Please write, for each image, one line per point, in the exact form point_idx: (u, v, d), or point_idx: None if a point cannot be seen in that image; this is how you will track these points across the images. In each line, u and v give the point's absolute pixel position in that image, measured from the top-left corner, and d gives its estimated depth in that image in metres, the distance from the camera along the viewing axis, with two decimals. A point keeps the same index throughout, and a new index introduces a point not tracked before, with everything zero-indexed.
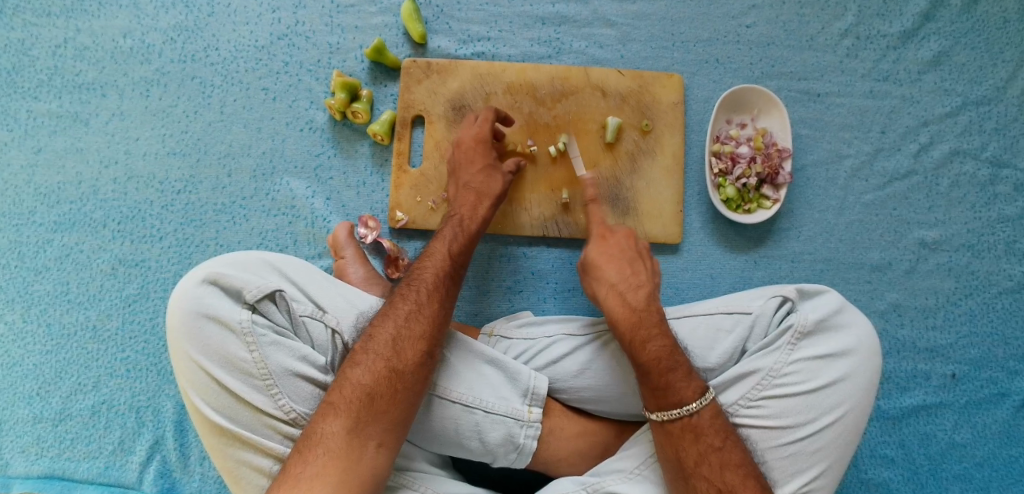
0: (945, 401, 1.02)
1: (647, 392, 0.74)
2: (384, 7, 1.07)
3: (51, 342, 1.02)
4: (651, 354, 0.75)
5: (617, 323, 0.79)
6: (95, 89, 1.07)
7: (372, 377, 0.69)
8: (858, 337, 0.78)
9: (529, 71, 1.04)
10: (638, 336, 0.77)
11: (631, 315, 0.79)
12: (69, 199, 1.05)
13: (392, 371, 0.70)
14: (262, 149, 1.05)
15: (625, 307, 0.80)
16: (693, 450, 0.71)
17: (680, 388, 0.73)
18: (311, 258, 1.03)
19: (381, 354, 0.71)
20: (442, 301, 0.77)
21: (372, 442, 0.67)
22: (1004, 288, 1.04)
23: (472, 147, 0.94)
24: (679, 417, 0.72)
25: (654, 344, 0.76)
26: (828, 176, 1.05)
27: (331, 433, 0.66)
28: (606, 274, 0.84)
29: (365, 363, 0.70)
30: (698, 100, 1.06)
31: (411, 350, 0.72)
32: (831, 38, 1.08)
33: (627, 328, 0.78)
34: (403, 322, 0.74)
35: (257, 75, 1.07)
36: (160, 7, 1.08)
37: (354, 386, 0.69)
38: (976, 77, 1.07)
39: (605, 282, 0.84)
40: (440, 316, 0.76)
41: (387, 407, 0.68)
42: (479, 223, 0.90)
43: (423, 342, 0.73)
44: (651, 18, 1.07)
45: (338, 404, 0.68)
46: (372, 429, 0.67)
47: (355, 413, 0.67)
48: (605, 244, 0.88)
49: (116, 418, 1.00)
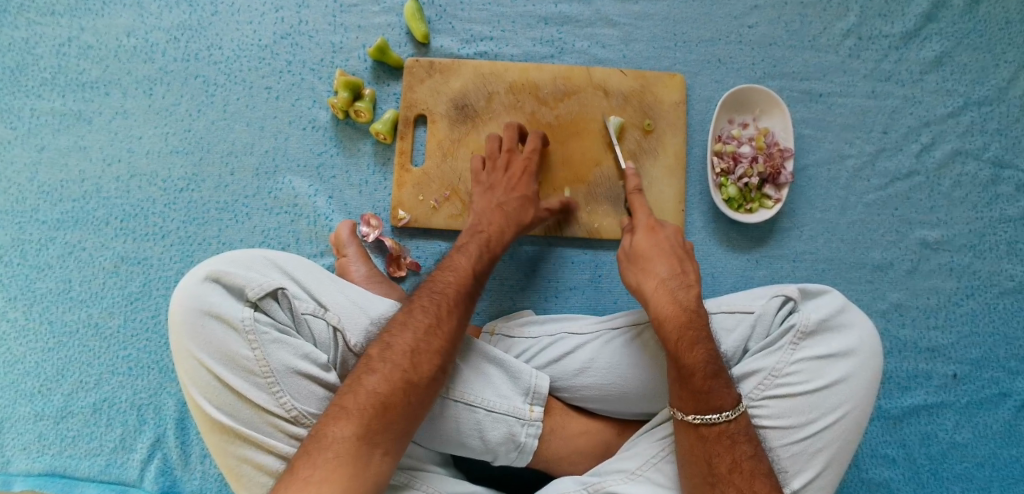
0: (946, 401, 1.02)
1: (687, 394, 0.72)
2: (387, 7, 1.07)
3: (53, 340, 1.02)
4: (698, 358, 0.73)
5: (664, 321, 0.77)
6: (99, 87, 1.07)
7: (387, 386, 0.69)
8: (859, 337, 0.78)
9: (532, 71, 1.04)
10: (686, 336, 0.75)
11: (682, 314, 0.77)
12: (72, 197, 1.05)
13: (407, 382, 0.70)
14: (264, 147, 1.05)
15: (675, 304, 0.78)
16: (727, 458, 0.70)
17: (721, 393, 0.71)
18: (313, 256, 1.03)
19: (398, 364, 0.70)
20: (461, 317, 0.78)
21: (380, 449, 0.66)
22: (1006, 288, 1.04)
23: (518, 176, 0.95)
24: (719, 422, 0.71)
25: (701, 348, 0.74)
26: (829, 176, 1.05)
27: (341, 437, 0.65)
28: (656, 268, 0.82)
29: (381, 371, 0.70)
30: (700, 100, 1.06)
31: (427, 363, 0.72)
32: (833, 38, 1.08)
33: (676, 327, 0.76)
34: (422, 335, 0.73)
35: (260, 74, 1.07)
36: (164, 6, 1.08)
37: (369, 392, 0.68)
38: (978, 77, 1.07)
39: (656, 277, 0.81)
40: (456, 332, 0.76)
41: (397, 417, 0.68)
42: (503, 247, 0.91)
43: (439, 356, 0.73)
44: (653, 18, 1.07)
45: (351, 409, 0.67)
46: (381, 438, 0.67)
47: (366, 420, 0.66)
48: (658, 235, 0.86)
49: (118, 416, 1.00)
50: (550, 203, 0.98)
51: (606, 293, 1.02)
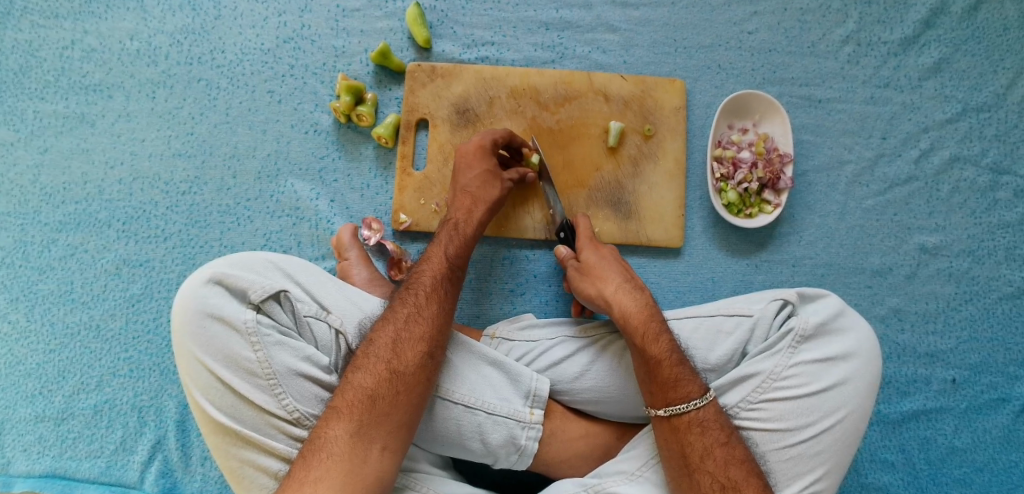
0: (945, 406, 1.02)
1: (656, 388, 0.74)
2: (390, 12, 1.08)
3: (55, 341, 1.03)
4: (663, 348, 0.76)
5: (630, 316, 0.79)
6: (101, 90, 1.08)
7: (373, 379, 0.70)
8: (858, 340, 0.78)
9: (533, 76, 1.04)
10: (651, 330, 0.77)
11: (645, 310, 0.79)
12: (74, 200, 1.06)
13: (392, 372, 0.71)
14: (267, 151, 1.06)
15: (638, 302, 0.80)
16: (698, 446, 0.72)
17: (688, 382, 0.74)
18: (314, 259, 1.03)
19: (382, 357, 0.72)
20: (441, 303, 0.78)
21: (376, 444, 0.67)
22: (1005, 294, 1.05)
23: (471, 153, 0.94)
24: (687, 411, 0.73)
25: (664, 340, 0.77)
26: (829, 181, 1.06)
27: (334, 436, 0.67)
28: (610, 274, 0.84)
29: (366, 366, 0.71)
30: (701, 105, 1.07)
31: (411, 351, 0.73)
32: (832, 45, 1.09)
33: (641, 321, 0.78)
34: (403, 325, 0.74)
35: (263, 78, 1.07)
36: (168, 9, 1.09)
37: (356, 388, 0.70)
38: (977, 84, 1.08)
39: (612, 282, 0.83)
40: (439, 318, 0.76)
41: (389, 409, 0.69)
42: (474, 226, 0.89)
43: (424, 343, 0.74)
44: (653, 24, 1.08)
45: (341, 408, 0.69)
46: (376, 431, 0.68)
47: (357, 416, 0.68)
48: (602, 251, 0.87)
49: (118, 418, 1.00)
50: (509, 174, 0.96)
51: None
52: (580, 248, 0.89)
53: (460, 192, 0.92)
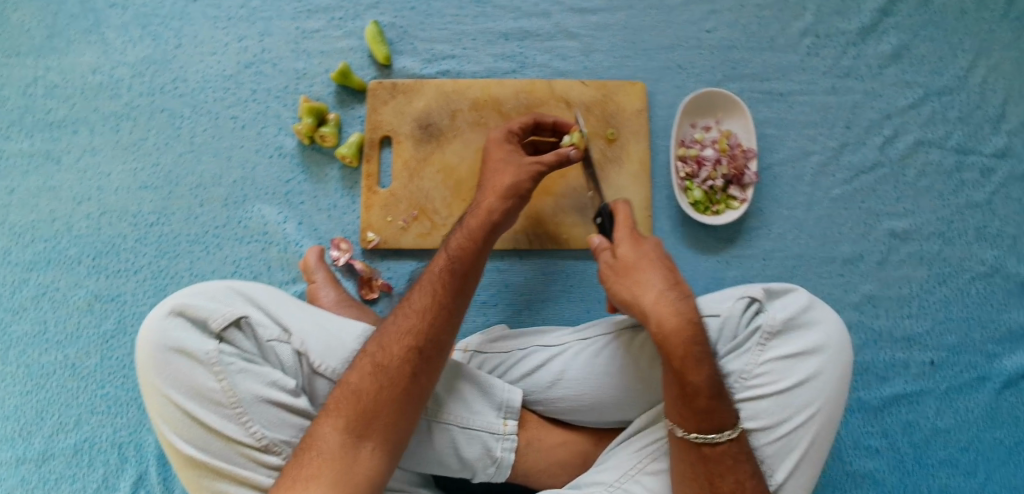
0: (925, 389, 1.02)
1: (690, 415, 0.70)
2: (349, 31, 1.08)
3: (30, 382, 1.01)
4: (703, 380, 0.70)
5: (668, 335, 0.72)
6: (66, 126, 1.07)
7: (358, 375, 0.71)
8: (826, 333, 0.78)
9: (494, 87, 1.05)
10: (692, 354, 0.71)
11: (686, 328, 0.72)
12: (43, 238, 1.05)
13: (376, 366, 0.71)
14: (233, 177, 1.06)
15: (679, 316, 0.72)
16: (729, 478, 0.71)
17: (724, 412, 0.70)
18: (284, 283, 1.02)
19: (368, 353, 0.73)
20: (437, 294, 0.75)
21: (364, 440, 0.67)
22: (977, 273, 1.06)
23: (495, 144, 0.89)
24: (721, 442, 0.70)
25: (706, 367, 0.71)
26: (794, 173, 1.07)
27: (323, 433, 0.67)
28: (650, 279, 0.76)
29: (355, 364, 0.72)
30: (663, 106, 1.07)
31: (396, 345, 0.72)
32: (791, 38, 1.10)
33: (681, 344, 0.71)
34: (393, 321, 0.75)
35: (226, 104, 1.07)
36: (128, 42, 1.09)
37: (344, 385, 0.70)
38: (937, 67, 1.09)
39: (652, 289, 0.75)
40: (429, 310, 0.74)
41: (374, 404, 0.69)
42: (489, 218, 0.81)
43: (411, 336, 0.73)
44: (611, 27, 1.09)
45: (331, 405, 0.69)
46: (361, 427, 0.68)
47: (342, 411, 0.68)
48: (642, 247, 0.79)
49: (99, 456, 0.99)
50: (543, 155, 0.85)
51: (578, 304, 1.02)
52: (617, 240, 0.81)
53: (483, 188, 0.85)
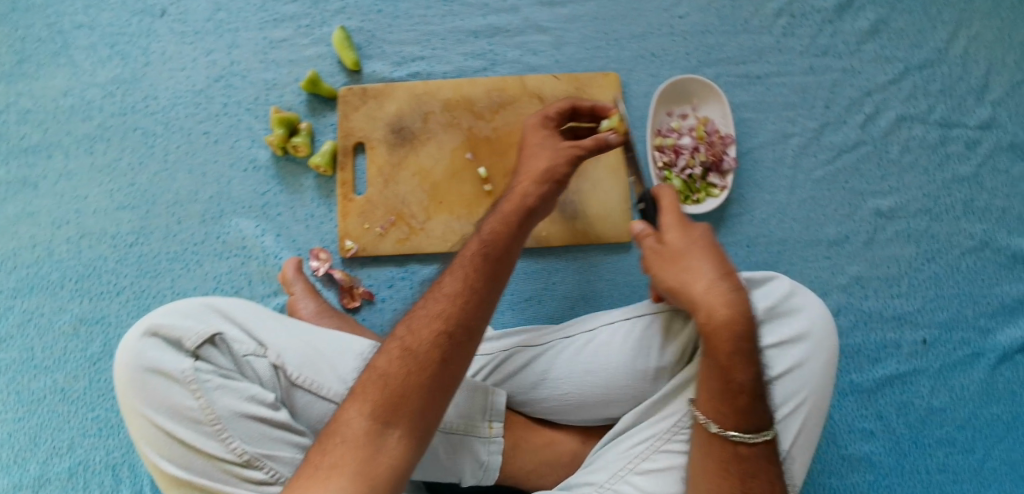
0: (918, 368, 1.01)
1: (728, 411, 0.68)
2: (317, 38, 1.07)
3: (22, 409, 1.01)
4: (744, 380, 0.68)
5: (718, 328, 0.68)
6: (40, 151, 1.07)
7: (387, 359, 0.62)
8: (809, 320, 0.76)
9: (465, 86, 1.04)
10: (739, 349, 0.68)
11: (735, 324, 0.68)
12: (24, 265, 1.04)
13: (406, 349, 0.62)
14: (209, 193, 1.05)
15: (727, 306, 0.69)
16: (764, 481, 0.67)
17: (762, 413, 0.68)
18: (266, 297, 1.01)
19: (398, 335, 0.64)
20: (473, 272, 0.66)
21: (392, 429, 0.59)
22: (966, 248, 1.04)
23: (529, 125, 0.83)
24: (757, 442, 0.68)
25: (751, 365, 0.68)
26: (775, 156, 1.05)
27: (347, 420, 0.59)
28: (701, 267, 0.71)
29: (382, 347, 0.64)
30: (638, 96, 1.06)
31: (428, 326, 0.63)
32: (765, 19, 1.08)
33: (729, 336, 0.68)
34: (423, 302, 0.66)
35: (198, 120, 1.07)
36: (97, 62, 1.08)
37: (370, 368, 0.62)
38: (916, 41, 1.08)
39: (704, 277, 0.70)
40: (465, 289, 0.65)
41: (403, 390, 0.60)
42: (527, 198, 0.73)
43: (444, 317, 0.63)
44: (582, 19, 1.08)
45: (357, 390, 0.61)
46: (389, 416, 0.59)
47: (369, 397, 0.60)
48: (692, 234, 0.74)
49: (94, 478, 0.98)
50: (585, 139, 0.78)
51: (562, 301, 1.01)
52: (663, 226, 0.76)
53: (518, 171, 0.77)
